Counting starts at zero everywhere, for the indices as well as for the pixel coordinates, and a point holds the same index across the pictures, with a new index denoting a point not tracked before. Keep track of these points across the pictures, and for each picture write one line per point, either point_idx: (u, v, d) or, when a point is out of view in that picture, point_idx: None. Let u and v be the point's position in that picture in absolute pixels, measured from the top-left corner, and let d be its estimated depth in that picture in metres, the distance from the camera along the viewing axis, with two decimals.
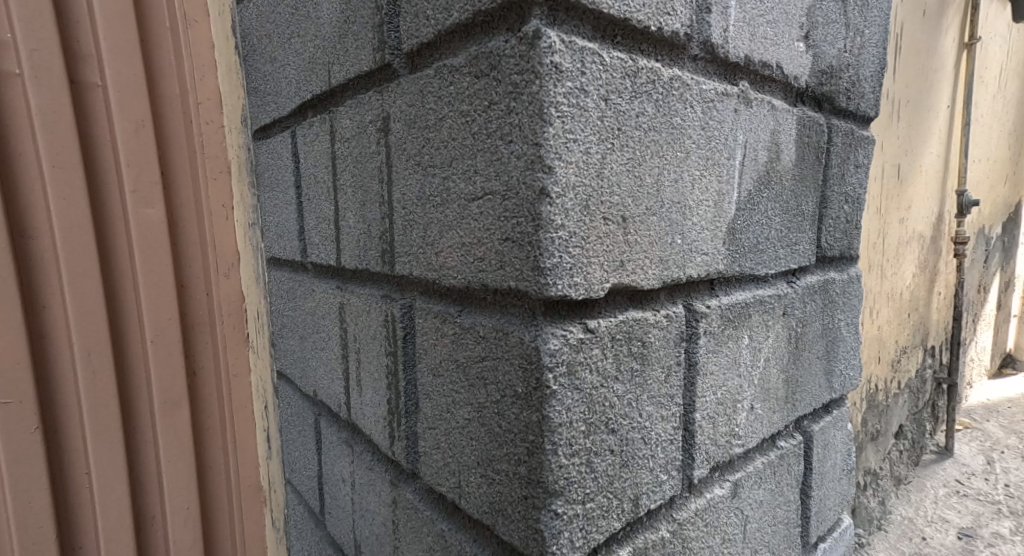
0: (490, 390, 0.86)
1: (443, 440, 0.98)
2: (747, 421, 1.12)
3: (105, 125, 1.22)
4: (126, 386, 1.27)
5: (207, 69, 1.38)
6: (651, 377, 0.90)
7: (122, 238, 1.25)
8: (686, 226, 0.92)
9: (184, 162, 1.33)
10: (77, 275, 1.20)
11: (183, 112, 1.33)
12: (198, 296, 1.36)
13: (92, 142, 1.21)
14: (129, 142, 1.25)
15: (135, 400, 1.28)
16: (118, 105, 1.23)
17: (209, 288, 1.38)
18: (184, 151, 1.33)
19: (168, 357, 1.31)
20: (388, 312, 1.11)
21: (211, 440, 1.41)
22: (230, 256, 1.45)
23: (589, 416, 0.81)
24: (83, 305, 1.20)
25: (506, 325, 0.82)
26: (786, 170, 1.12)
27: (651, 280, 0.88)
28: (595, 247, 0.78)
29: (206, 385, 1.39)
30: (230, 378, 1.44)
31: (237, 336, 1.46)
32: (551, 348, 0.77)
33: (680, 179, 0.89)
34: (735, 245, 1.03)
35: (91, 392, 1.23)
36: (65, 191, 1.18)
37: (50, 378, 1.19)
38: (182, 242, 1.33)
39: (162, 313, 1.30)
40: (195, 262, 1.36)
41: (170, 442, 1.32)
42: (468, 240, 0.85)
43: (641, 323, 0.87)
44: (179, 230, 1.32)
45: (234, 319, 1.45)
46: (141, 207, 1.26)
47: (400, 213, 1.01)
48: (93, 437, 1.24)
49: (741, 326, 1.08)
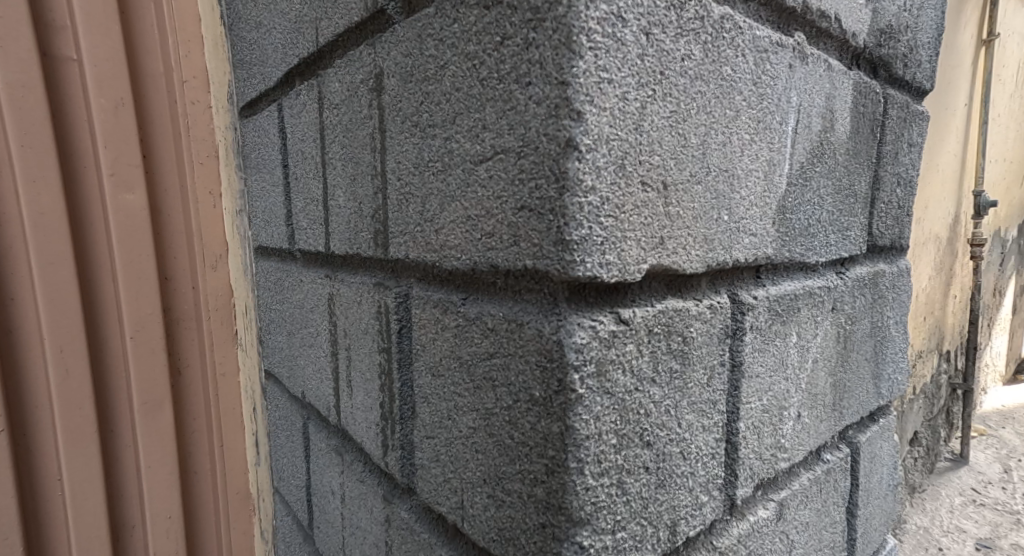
0: (500, 394, 0.71)
1: (443, 452, 0.83)
2: (794, 431, 0.97)
3: (82, 109, 0.98)
4: (109, 419, 1.03)
5: (189, 22, 1.10)
6: (692, 379, 0.76)
7: (100, 230, 1.00)
8: (733, 200, 0.77)
9: (172, 140, 1.06)
10: (51, 288, 0.96)
11: (177, 87, 1.07)
12: (185, 302, 1.09)
13: (63, 127, 0.97)
14: (110, 124, 1.00)
15: (119, 435, 1.04)
16: (95, 89, 0.98)
17: (196, 287, 1.11)
18: (170, 134, 1.06)
19: (155, 381, 1.06)
20: (381, 302, 0.96)
21: (201, 485, 1.14)
22: (216, 246, 1.16)
23: (621, 427, 0.67)
24: (59, 326, 0.97)
25: (521, 314, 0.67)
26: (841, 143, 0.97)
27: (694, 263, 0.73)
28: (632, 220, 0.63)
29: (195, 410, 1.12)
30: (230, 394, 1.20)
31: (225, 351, 1.17)
32: (577, 343, 0.62)
33: (729, 143, 0.74)
34: (785, 227, 0.88)
35: (69, 430, 0.99)
36: (36, 187, 0.94)
37: (21, 417, 0.96)
38: (171, 235, 1.07)
39: (147, 327, 1.04)
40: (183, 259, 1.09)
41: (163, 481, 1.08)
42: (475, 213, 0.71)
43: (682, 315, 0.73)
44: (165, 226, 1.06)
45: (225, 324, 1.18)
46: (121, 190, 1.01)
47: (394, 186, 0.87)
48: (75, 484, 1.00)
49: (789, 322, 0.93)
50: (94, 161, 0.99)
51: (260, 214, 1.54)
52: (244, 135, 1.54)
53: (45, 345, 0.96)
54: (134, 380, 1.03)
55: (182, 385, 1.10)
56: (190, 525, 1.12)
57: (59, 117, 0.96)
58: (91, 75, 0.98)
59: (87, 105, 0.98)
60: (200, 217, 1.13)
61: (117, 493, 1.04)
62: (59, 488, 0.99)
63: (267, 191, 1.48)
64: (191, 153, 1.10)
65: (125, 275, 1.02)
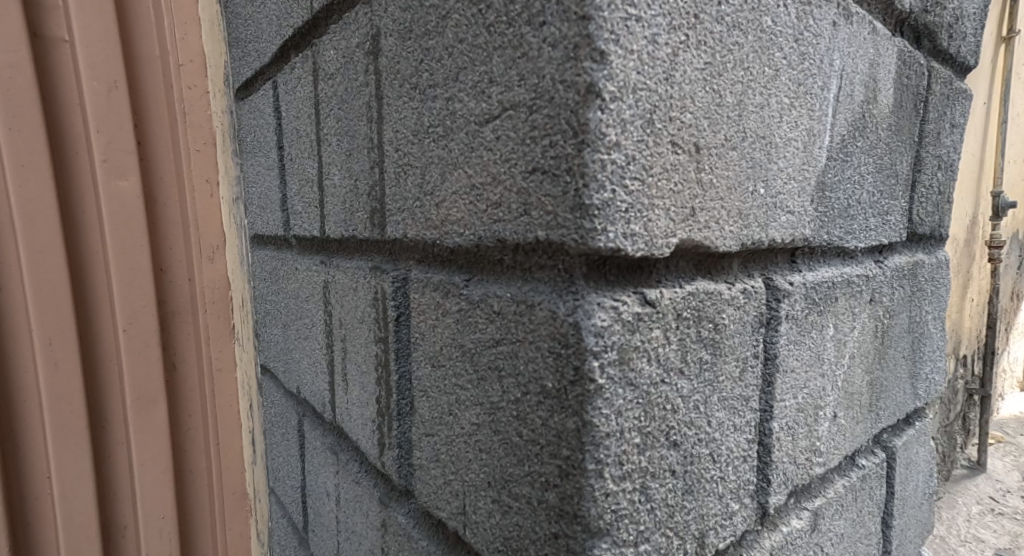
0: (506, 386, 0.63)
1: (443, 452, 0.75)
2: (829, 434, 0.88)
3: (70, 72, 0.86)
4: (102, 420, 0.92)
5: None
6: (724, 372, 0.67)
7: (91, 222, 0.89)
8: (771, 171, 0.69)
9: (166, 113, 0.94)
10: (39, 271, 0.85)
11: (173, 55, 0.95)
12: (182, 295, 0.98)
13: (58, 94, 0.86)
14: (101, 91, 0.88)
15: (111, 437, 0.93)
16: (85, 52, 0.86)
17: (193, 278, 0.99)
18: (160, 115, 0.94)
19: (151, 381, 0.94)
20: (378, 288, 0.88)
21: (197, 508, 1.02)
22: (211, 237, 1.02)
23: (645, 424, 0.58)
24: (47, 315, 0.86)
25: (531, 294, 0.59)
26: (884, 116, 0.88)
27: (727, 241, 0.65)
28: (660, 185, 0.55)
29: (195, 414, 1.01)
30: (225, 401, 1.06)
31: (220, 357, 1.04)
32: (596, 326, 0.54)
33: (767, 106, 0.66)
34: (824, 206, 0.80)
35: (62, 449, 0.89)
36: (18, 157, 0.83)
37: (7, 413, 0.85)
38: (162, 219, 0.95)
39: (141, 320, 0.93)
40: (178, 247, 0.97)
41: (161, 504, 0.97)
42: (480, 181, 0.63)
43: (713, 299, 0.65)
44: (156, 217, 0.94)
45: (220, 325, 1.04)
46: (114, 176, 0.89)
47: (392, 158, 0.80)
48: (62, 491, 0.89)
49: (826, 312, 0.84)
50: (82, 130, 0.87)
51: (256, 200, 1.47)
52: (240, 118, 1.47)
53: (35, 346, 0.85)
54: (129, 377, 0.93)
55: (182, 398, 0.99)
56: (184, 538, 1.01)
57: (46, 81, 0.85)
58: (79, 35, 0.86)
59: (77, 69, 0.86)
60: (197, 209, 1.00)
61: (112, 516, 0.94)
62: (48, 509, 0.89)
63: (262, 175, 1.41)
64: (184, 128, 0.97)
65: (116, 261, 0.90)
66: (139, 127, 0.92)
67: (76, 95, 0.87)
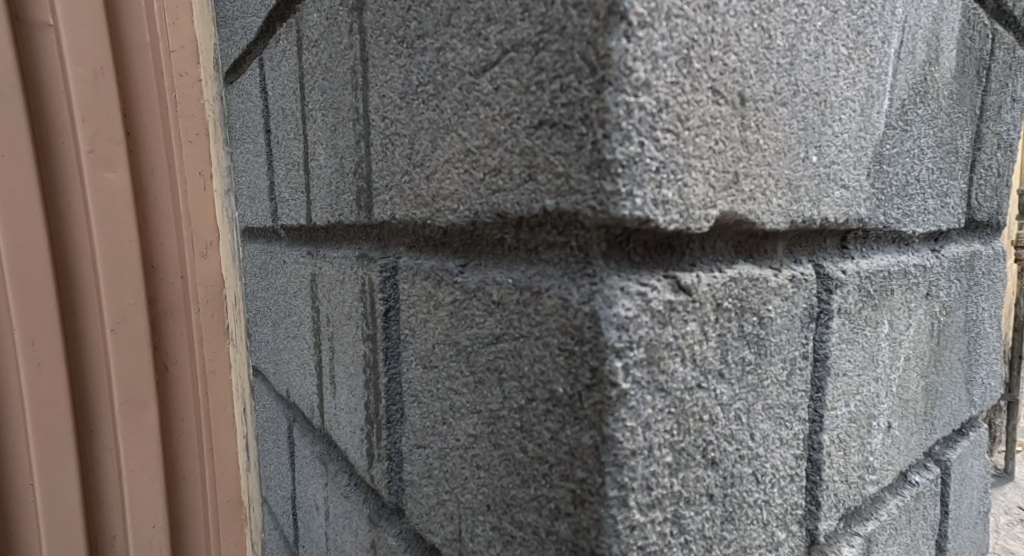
0: (508, 392, 0.52)
1: (436, 467, 0.65)
2: (883, 447, 0.76)
3: (55, 58, 0.80)
4: (89, 425, 0.86)
5: None
6: (769, 376, 0.56)
7: (78, 216, 0.83)
8: (825, 135, 0.58)
9: (157, 103, 0.89)
10: (21, 268, 0.79)
11: (163, 39, 0.89)
12: (175, 295, 0.91)
13: (42, 81, 0.80)
14: (87, 77, 0.82)
15: (100, 443, 0.87)
16: (70, 37, 0.81)
17: (186, 275, 0.92)
18: (151, 105, 0.88)
19: (141, 384, 0.88)
20: (366, 279, 0.78)
21: (189, 518, 0.96)
22: (205, 232, 0.96)
23: (678, 439, 0.47)
24: (30, 313, 0.80)
25: (537, 279, 0.48)
26: (946, 82, 0.77)
27: (775, 218, 0.54)
28: (698, 141, 0.45)
29: (189, 422, 0.95)
30: (218, 407, 1.00)
31: (215, 357, 0.98)
32: (619, 317, 0.42)
33: (823, 55, 0.55)
34: (881, 182, 0.68)
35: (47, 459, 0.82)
36: None
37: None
38: (153, 212, 0.89)
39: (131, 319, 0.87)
40: (168, 240, 0.90)
41: (151, 516, 0.90)
42: (477, 144, 0.52)
43: (758, 287, 0.54)
44: (148, 212, 0.88)
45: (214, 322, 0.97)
46: (101, 166, 0.83)
47: (379, 128, 0.70)
48: (46, 502, 0.83)
49: (881, 306, 0.72)
50: (68, 119, 0.82)
51: (246, 190, 1.37)
52: (229, 102, 1.38)
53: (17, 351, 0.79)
54: (118, 381, 0.86)
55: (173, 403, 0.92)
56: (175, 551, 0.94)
57: (28, 67, 0.79)
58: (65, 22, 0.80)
59: (61, 55, 0.81)
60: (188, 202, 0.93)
61: (99, 528, 0.88)
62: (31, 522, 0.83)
63: (251, 163, 1.31)
64: (176, 118, 0.91)
65: (104, 256, 0.84)
66: (127, 116, 0.86)
67: (61, 82, 0.81)
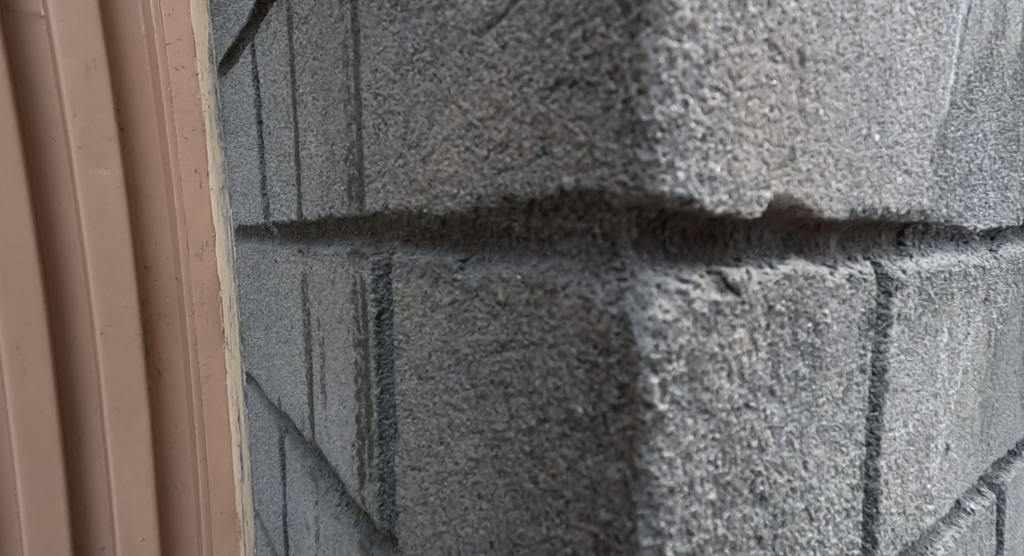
0: (515, 410, 0.44)
1: (432, 493, 0.56)
2: (940, 473, 0.67)
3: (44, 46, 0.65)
4: (78, 468, 0.70)
5: None
6: (824, 392, 0.47)
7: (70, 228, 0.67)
8: (889, 110, 0.49)
9: (152, 99, 0.71)
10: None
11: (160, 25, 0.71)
12: (170, 300, 0.74)
13: (24, 71, 0.64)
14: (78, 68, 0.66)
15: (90, 494, 0.71)
16: (61, 24, 0.65)
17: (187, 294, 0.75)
18: (149, 98, 0.71)
19: (138, 430, 0.72)
20: (358, 278, 0.70)
21: None
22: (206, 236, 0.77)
23: (723, 471, 0.39)
24: (11, 327, 0.64)
25: (551, 274, 0.40)
26: (1009, 60, 0.68)
27: (833, 205, 0.45)
28: (750, 105, 0.36)
29: (188, 464, 0.77)
30: (222, 452, 0.80)
31: (221, 389, 0.79)
32: (655, 321, 0.34)
33: (890, 14, 0.47)
34: (944, 169, 0.60)
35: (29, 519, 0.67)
36: None
37: None
38: (147, 211, 0.72)
39: (126, 344, 0.70)
40: (169, 252, 0.73)
41: None
42: (480, 115, 0.44)
43: (814, 287, 0.45)
44: (146, 217, 0.71)
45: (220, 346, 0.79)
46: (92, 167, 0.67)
47: (371, 108, 0.62)
48: None
49: (941, 312, 0.64)
50: (56, 109, 0.66)
51: (239, 186, 1.30)
52: (222, 95, 1.31)
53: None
54: (110, 412, 0.70)
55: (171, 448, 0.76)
56: None
57: (12, 54, 0.64)
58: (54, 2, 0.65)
59: (50, 40, 0.65)
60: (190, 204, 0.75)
61: None
62: None
63: (244, 157, 1.24)
64: (172, 115, 0.73)
65: (94, 261, 0.68)
66: (120, 109, 0.69)
67: (48, 71, 0.65)
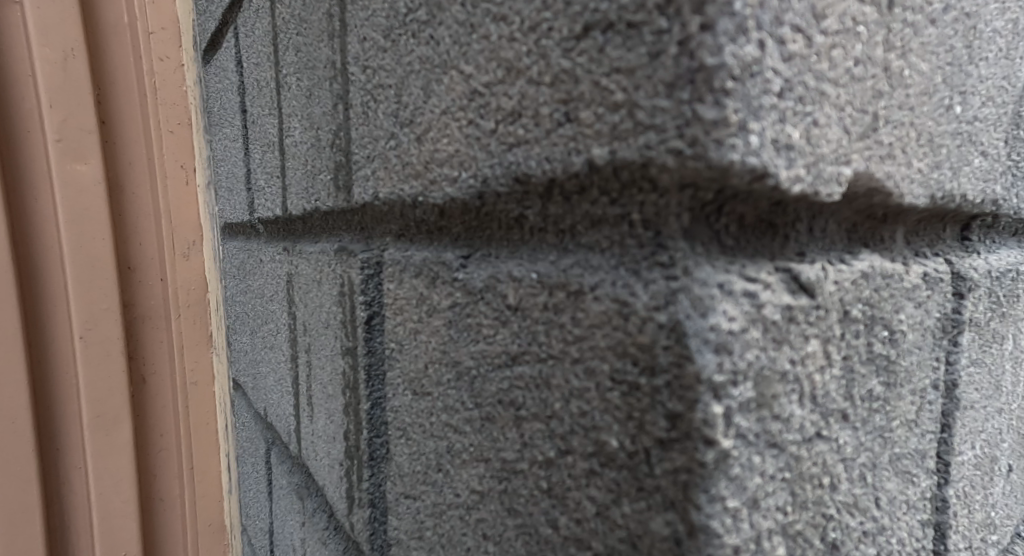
0: (529, 438, 0.36)
1: (429, 527, 0.48)
2: (1003, 498, 0.60)
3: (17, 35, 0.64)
4: (53, 460, 0.70)
5: None
6: (897, 414, 0.40)
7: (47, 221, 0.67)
8: (971, 78, 0.42)
9: (136, 89, 0.70)
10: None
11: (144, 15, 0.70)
12: (151, 298, 0.73)
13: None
14: (53, 56, 0.65)
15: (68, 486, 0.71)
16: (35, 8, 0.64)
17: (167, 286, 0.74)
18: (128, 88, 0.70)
19: (112, 420, 0.71)
20: (346, 277, 0.62)
21: None
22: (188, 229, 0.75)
23: (793, 518, 0.31)
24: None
25: (575, 273, 0.32)
26: None
27: (913, 189, 0.37)
28: (834, 56, 0.28)
29: (170, 468, 0.76)
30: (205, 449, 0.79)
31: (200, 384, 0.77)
32: (717, 333, 0.27)
33: None
34: (1016, 153, 0.52)
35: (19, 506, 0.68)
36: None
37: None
38: (123, 200, 0.70)
39: (103, 334, 0.70)
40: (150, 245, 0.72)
41: None
42: (486, 79, 0.36)
43: (891, 288, 0.37)
44: (122, 209, 0.70)
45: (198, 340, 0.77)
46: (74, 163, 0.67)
47: (358, 84, 0.54)
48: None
49: (1007, 317, 0.56)
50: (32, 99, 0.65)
51: (223, 182, 1.21)
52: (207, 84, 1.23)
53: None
54: (87, 405, 0.70)
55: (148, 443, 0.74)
56: None
57: None
58: None
59: (23, 30, 0.64)
60: (170, 198, 0.73)
61: None
62: None
63: (229, 149, 1.16)
64: (155, 107, 0.71)
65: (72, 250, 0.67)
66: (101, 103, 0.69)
67: (22, 58, 0.64)
